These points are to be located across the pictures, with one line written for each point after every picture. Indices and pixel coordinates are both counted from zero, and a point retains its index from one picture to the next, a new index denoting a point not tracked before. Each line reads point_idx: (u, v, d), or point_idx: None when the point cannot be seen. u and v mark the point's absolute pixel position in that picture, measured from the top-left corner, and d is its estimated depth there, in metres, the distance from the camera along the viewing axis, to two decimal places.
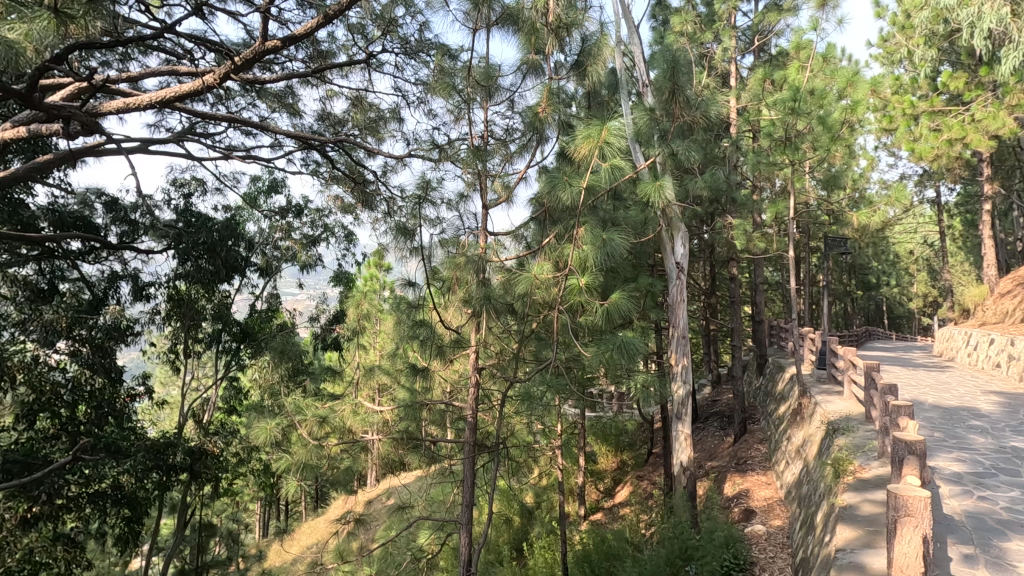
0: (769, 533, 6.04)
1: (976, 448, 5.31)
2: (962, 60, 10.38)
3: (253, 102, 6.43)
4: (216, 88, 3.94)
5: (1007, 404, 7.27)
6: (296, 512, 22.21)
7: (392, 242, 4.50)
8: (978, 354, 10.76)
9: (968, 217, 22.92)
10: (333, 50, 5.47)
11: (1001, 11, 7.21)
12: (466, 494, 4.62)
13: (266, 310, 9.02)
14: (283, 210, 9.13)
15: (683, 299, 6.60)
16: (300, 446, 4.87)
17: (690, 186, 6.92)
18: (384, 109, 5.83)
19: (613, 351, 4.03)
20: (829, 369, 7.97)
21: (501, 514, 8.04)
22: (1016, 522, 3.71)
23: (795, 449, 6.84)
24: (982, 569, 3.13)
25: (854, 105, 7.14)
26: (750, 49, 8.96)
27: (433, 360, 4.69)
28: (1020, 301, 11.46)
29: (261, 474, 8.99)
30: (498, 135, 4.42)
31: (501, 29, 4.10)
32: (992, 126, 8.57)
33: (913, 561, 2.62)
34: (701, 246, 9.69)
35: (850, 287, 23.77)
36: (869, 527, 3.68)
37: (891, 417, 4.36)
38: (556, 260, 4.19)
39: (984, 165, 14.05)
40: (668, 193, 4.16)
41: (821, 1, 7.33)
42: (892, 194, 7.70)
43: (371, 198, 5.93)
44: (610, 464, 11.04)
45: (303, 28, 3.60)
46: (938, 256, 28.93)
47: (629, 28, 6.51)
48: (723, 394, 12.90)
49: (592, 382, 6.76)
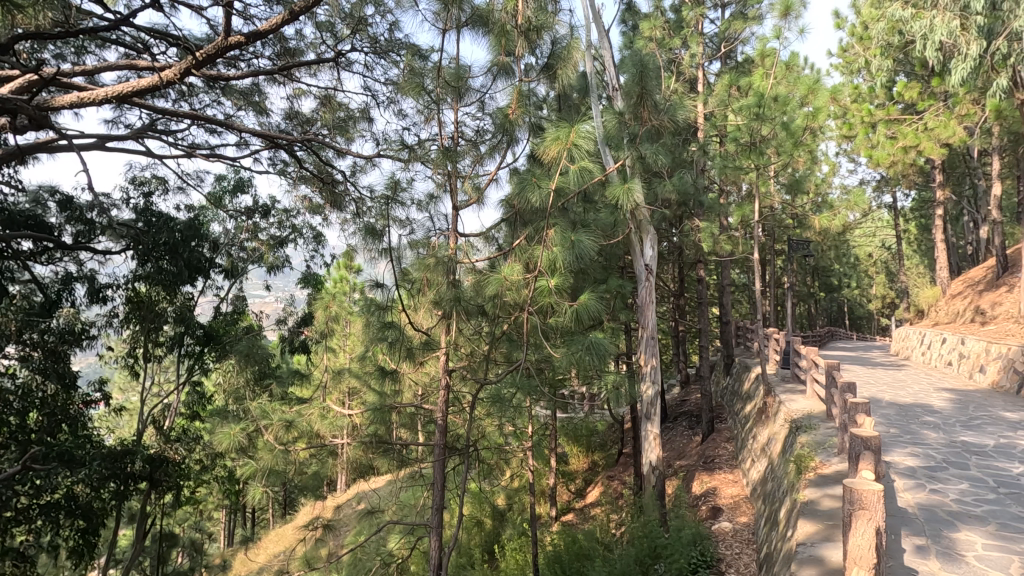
0: (736, 529, 6.15)
1: (929, 443, 5.53)
2: (915, 71, 10.86)
3: (217, 100, 6.26)
4: (176, 84, 3.88)
5: (957, 399, 7.61)
6: (263, 521, 21.64)
7: (360, 242, 4.50)
8: (932, 353, 11.22)
9: (922, 222, 24.00)
10: (301, 47, 5.40)
11: (950, 24, 7.66)
12: (436, 498, 4.58)
13: (231, 312, 8.80)
14: (249, 210, 8.98)
15: (653, 300, 6.67)
16: (266, 451, 4.78)
17: (658, 189, 7.00)
18: (353, 109, 5.78)
19: (582, 353, 4.11)
20: (793, 369, 8.21)
21: (473, 516, 8.04)
22: (964, 513, 3.87)
23: (761, 447, 7.00)
24: (934, 559, 3.25)
25: (815, 111, 7.40)
26: (718, 56, 9.16)
27: (403, 363, 4.59)
28: (969, 301, 12.02)
29: (225, 480, 8.80)
30: (469, 136, 4.41)
31: (471, 30, 4.11)
32: (944, 134, 9.03)
33: (867, 553, 2.69)
34: (670, 249, 9.79)
35: (813, 288, 24.46)
36: (829, 522, 3.78)
37: (850, 414, 4.50)
38: (526, 262, 4.21)
39: (937, 172, 14.73)
40: (637, 195, 4.22)
41: (784, 11, 7.53)
42: (851, 198, 8.08)
43: (340, 199, 5.98)
44: (582, 465, 11.11)
45: (268, 24, 3.57)
46: (894, 259, 30.09)
47: (600, 32, 6.55)
48: (691, 394, 13.16)
49: (563, 384, 6.78)
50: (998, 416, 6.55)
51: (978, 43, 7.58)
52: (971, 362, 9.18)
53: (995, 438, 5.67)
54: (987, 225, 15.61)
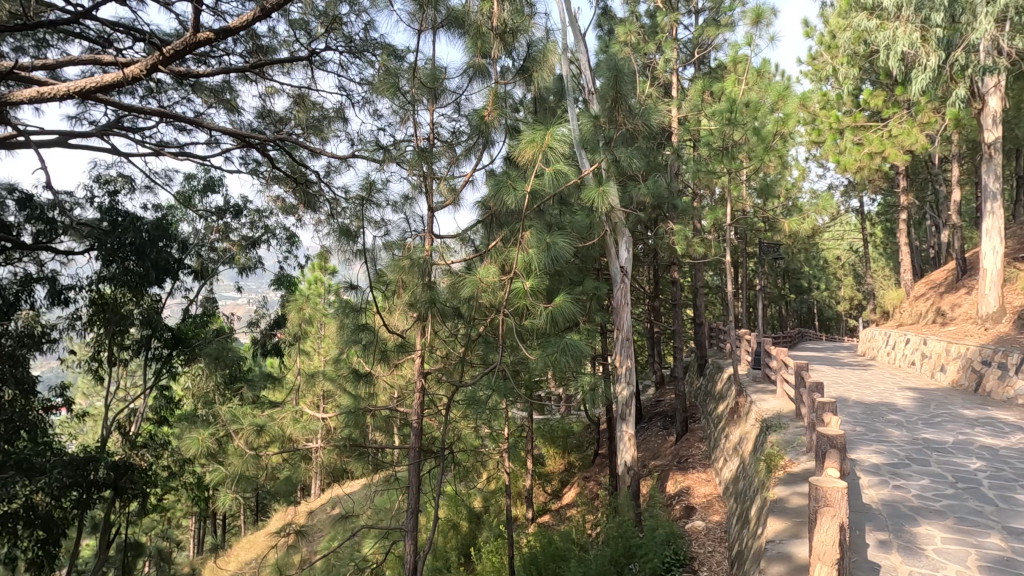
0: (708, 528, 6.24)
1: (892, 440, 5.71)
2: (880, 79, 11.21)
3: (187, 97, 6.13)
4: (142, 80, 3.78)
5: (921, 398, 7.85)
6: (235, 526, 21.21)
7: (335, 245, 4.40)
8: (896, 353, 11.58)
9: (887, 225, 24.75)
10: (274, 45, 5.32)
11: (912, 35, 7.97)
12: (411, 501, 4.53)
13: (201, 315, 8.59)
14: (220, 210, 8.78)
15: (628, 302, 6.70)
16: (235, 457, 4.63)
17: (634, 192, 7.04)
18: (328, 109, 5.70)
19: (557, 355, 4.13)
20: (764, 369, 8.38)
21: (449, 519, 7.98)
22: (925, 508, 4.00)
23: (732, 446, 7.14)
24: (895, 553, 3.35)
25: (785, 117, 7.55)
26: (692, 61, 9.28)
27: (377, 365, 4.58)
28: (931, 303, 12.46)
29: (194, 487, 8.55)
30: (445, 137, 4.41)
31: (447, 31, 4.10)
32: (907, 141, 9.38)
33: (830, 549, 2.73)
34: (646, 250, 9.90)
35: (783, 290, 25.02)
36: (797, 519, 3.86)
37: (818, 414, 4.61)
38: (502, 264, 4.21)
39: (901, 178, 15.24)
40: (612, 198, 4.28)
41: (756, 19, 7.70)
42: (819, 202, 8.30)
43: (314, 199, 5.93)
44: (558, 466, 11.14)
45: (239, 21, 3.50)
46: (861, 261, 30.98)
47: (576, 36, 6.59)
48: (666, 394, 13.35)
49: (539, 386, 6.79)
50: (957, 413, 6.80)
51: (936, 54, 7.92)
52: (932, 362, 9.50)
53: (954, 435, 5.88)
54: (948, 230, 16.20)
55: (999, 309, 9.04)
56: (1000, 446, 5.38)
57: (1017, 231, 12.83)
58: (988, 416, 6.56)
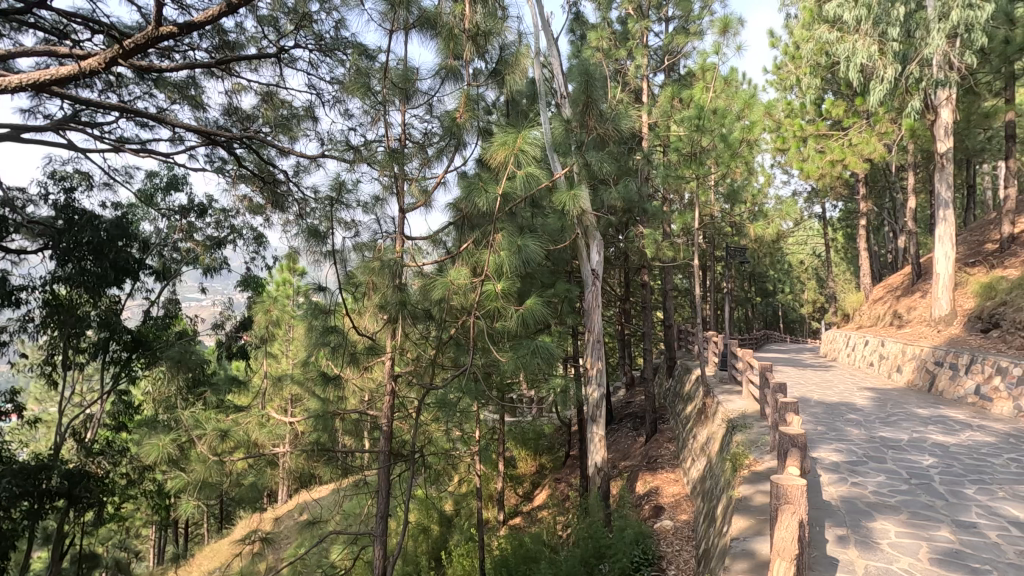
0: (676, 527, 6.34)
1: (851, 439, 5.91)
2: (842, 90, 11.61)
3: (150, 92, 5.93)
4: (102, 74, 3.65)
5: (878, 398, 8.15)
6: (198, 535, 20.55)
7: (303, 245, 4.30)
8: (856, 354, 11.97)
9: (848, 230, 25.59)
10: (241, 41, 5.21)
11: (870, 48, 8.30)
12: (381, 505, 4.47)
13: (163, 317, 8.33)
14: (184, 210, 8.53)
15: (599, 304, 6.76)
16: (198, 463, 4.48)
17: (605, 196, 7.09)
18: (297, 107, 5.59)
19: (528, 358, 4.17)
20: (730, 370, 8.58)
21: (419, 523, 7.90)
22: (881, 503, 4.15)
23: (700, 446, 7.27)
24: (852, 548, 3.46)
25: (751, 125, 7.81)
26: (662, 68, 9.44)
27: (347, 368, 4.52)
28: (889, 306, 12.92)
29: (155, 495, 8.26)
30: (416, 138, 4.39)
31: (418, 32, 4.07)
32: (866, 149, 9.75)
33: (790, 545, 2.80)
34: (617, 254, 10.01)
35: (750, 293, 25.64)
36: (761, 517, 3.96)
37: (781, 414, 4.74)
38: (473, 266, 4.20)
39: (861, 186, 15.79)
40: (583, 201, 4.34)
41: (723, 29, 7.88)
42: (784, 208, 8.52)
43: (282, 199, 5.83)
44: (530, 468, 11.13)
45: (204, 15, 3.41)
46: (824, 265, 31.99)
47: (548, 39, 6.62)
48: (637, 395, 13.50)
49: (511, 389, 6.80)
50: (912, 412, 7.08)
51: (893, 67, 8.25)
52: (889, 362, 9.87)
53: (909, 432, 6.11)
54: (904, 235, 16.86)
55: (950, 312, 9.47)
56: (951, 444, 5.61)
57: (966, 237, 13.45)
58: (940, 415, 6.85)
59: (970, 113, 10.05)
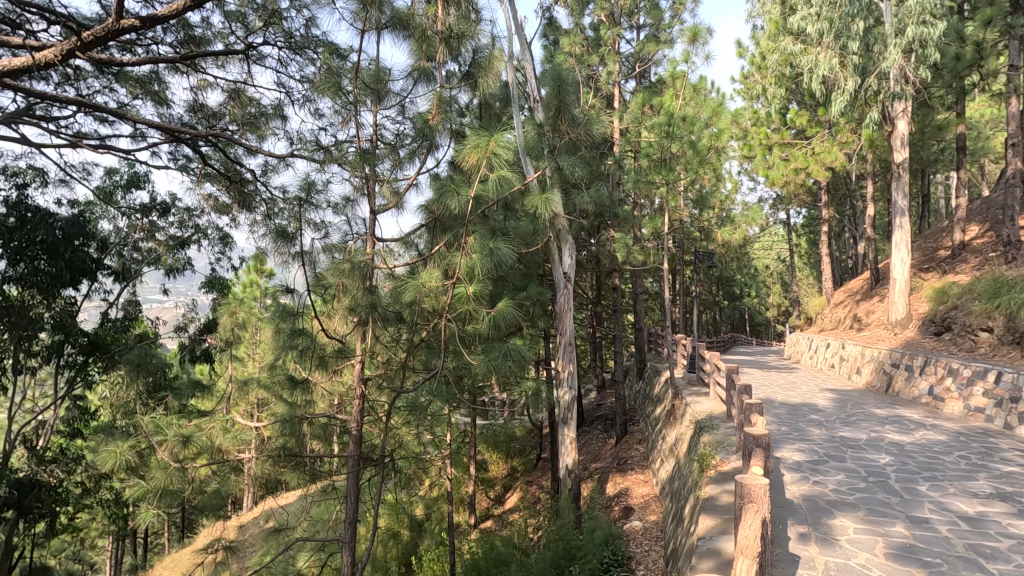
0: (645, 528, 6.43)
1: (813, 439, 6.09)
2: (805, 100, 12.00)
3: (110, 86, 5.73)
4: (58, 67, 3.51)
5: (839, 398, 8.43)
6: (158, 544, 19.82)
7: (271, 246, 4.20)
8: (818, 357, 12.34)
9: (812, 237, 26.42)
10: (207, 36, 5.08)
11: (831, 61, 8.61)
12: (349, 511, 4.39)
13: (122, 319, 8.04)
14: (146, 208, 8.24)
15: (570, 307, 6.80)
16: (158, 470, 4.27)
17: (577, 200, 7.16)
18: (265, 106, 5.48)
19: (499, 361, 4.18)
20: (698, 372, 8.75)
21: (389, 528, 7.81)
22: (840, 501, 4.29)
23: (669, 447, 7.38)
24: (813, 544, 3.57)
25: (720, 132, 7.98)
26: (633, 75, 9.58)
27: (315, 371, 4.43)
28: (849, 310, 13.38)
29: (112, 504, 7.94)
30: (388, 139, 4.35)
31: (391, 32, 4.04)
32: (828, 158, 10.11)
33: (752, 543, 2.86)
34: (589, 257, 10.10)
35: (718, 296, 26.19)
36: (726, 516, 4.04)
37: (745, 415, 4.85)
38: (445, 268, 4.18)
39: (823, 193, 16.31)
40: (555, 205, 4.40)
41: (693, 37, 8.05)
42: (750, 214, 8.76)
43: (249, 199, 5.69)
44: (501, 471, 11.12)
45: (169, 8, 3.32)
46: (788, 270, 32.93)
47: (522, 44, 6.65)
48: (608, 397, 13.64)
49: (482, 391, 6.78)
50: (870, 412, 7.35)
51: (854, 79, 8.55)
52: (850, 364, 10.21)
53: (867, 432, 6.33)
54: (864, 242, 17.49)
55: (906, 316, 9.86)
56: (905, 442, 5.84)
57: (921, 244, 14.03)
58: (896, 415, 7.12)
59: (925, 125, 10.50)
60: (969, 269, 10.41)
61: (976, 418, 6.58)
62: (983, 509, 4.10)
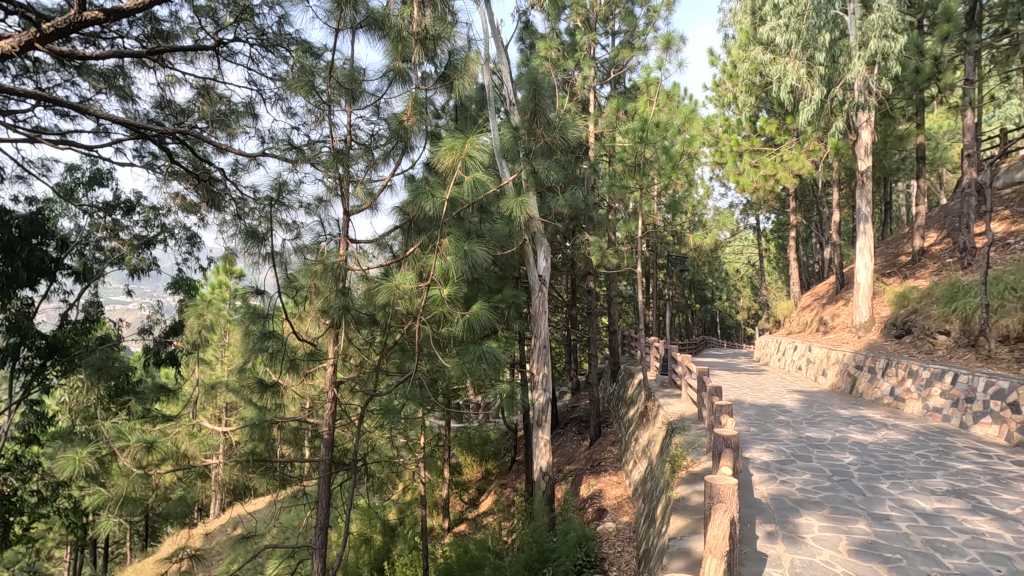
0: (618, 529, 6.49)
1: (781, 439, 6.23)
2: (774, 109, 12.32)
3: (72, 80, 5.53)
4: (16, 58, 3.38)
5: (806, 400, 8.65)
6: (119, 554, 19.13)
7: (241, 246, 4.11)
8: (786, 359, 12.65)
9: (780, 242, 27.10)
10: (176, 31, 4.95)
11: (799, 71, 8.86)
12: (320, 517, 4.31)
13: (82, 321, 7.79)
14: (109, 206, 7.97)
15: (546, 310, 6.83)
16: (119, 477, 4.16)
17: (552, 203, 7.20)
18: (236, 103, 5.35)
19: (473, 363, 4.17)
20: (670, 374, 8.88)
21: (361, 534, 7.72)
22: (806, 500, 4.40)
23: (642, 448, 7.47)
24: (780, 542, 3.65)
25: (691, 138, 8.17)
26: (608, 80, 9.70)
27: (285, 374, 4.34)
28: (816, 313, 13.76)
29: (69, 513, 7.63)
30: (362, 140, 4.31)
31: (366, 32, 4.00)
32: (796, 166, 10.40)
33: (721, 542, 2.90)
34: (564, 260, 10.17)
35: (690, 300, 26.62)
36: (696, 516, 4.11)
37: (716, 416, 4.95)
38: (420, 270, 4.15)
39: (791, 200, 16.74)
40: (530, 208, 4.43)
41: (666, 45, 8.18)
42: (721, 219, 8.92)
43: (218, 198, 5.55)
44: (475, 474, 11.09)
45: (134, 1, 3.24)
46: (757, 274, 33.71)
47: (498, 47, 6.67)
48: (582, 400, 13.73)
49: (457, 394, 6.75)
50: (835, 413, 7.56)
51: (820, 89, 8.81)
52: (816, 366, 10.49)
53: (832, 432, 6.52)
54: (830, 247, 18.02)
55: (869, 319, 10.18)
56: (868, 442, 6.03)
57: (883, 250, 14.51)
58: (859, 415, 7.35)
59: (887, 135, 10.89)
60: (928, 274, 10.81)
61: (934, 418, 6.83)
62: (940, 506, 4.26)
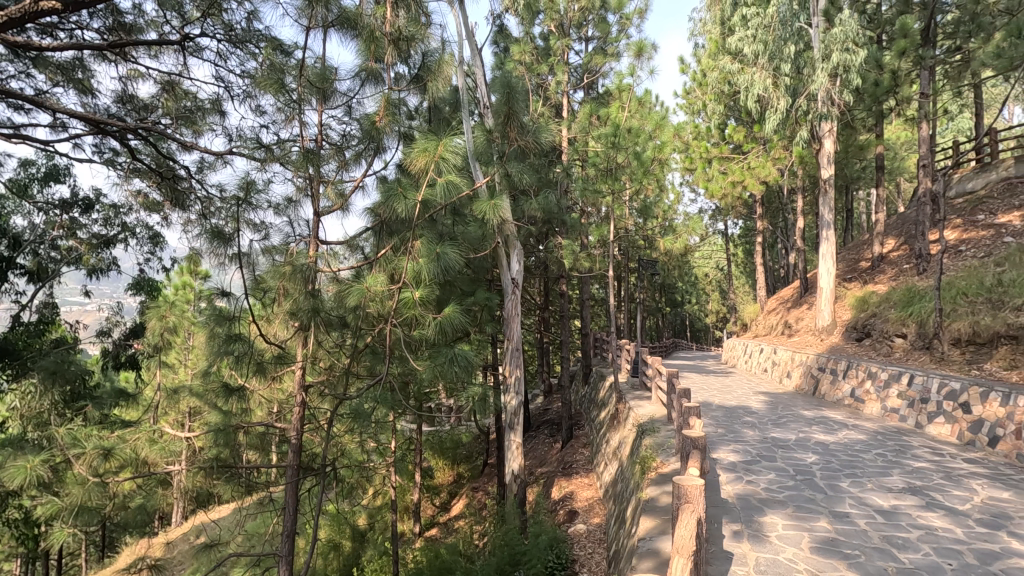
0: (589, 530, 6.54)
1: (747, 440, 6.38)
2: (742, 117, 12.62)
3: (27, 71, 5.30)
4: None
5: (771, 401, 8.87)
6: (72, 567, 18.30)
7: (206, 246, 3.99)
8: (752, 361, 12.95)
9: (747, 247, 27.77)
10: (139, 24, 4.78)
11: (765, 81, 9.11)
12: (287, 523, 4.22)
13: (36, 323, 7.61)
14: (65, 203, 7.66)
15: (518, 312, 6.84)
16: (74, 485, 3.92)
17: (525, 206, 7.22)
18: (202, 100, 5.22)
19: (445, 365, 4.15)
20: (641, 377, 8.99)
21: (329, 540, 7.59)
22: (771, 499, 4.51)
23: (612, 450, 7.54)
24: (745, 541, 3.74)
25: (662, 143, 8.37)
26: (581, 85, 9.77)
27: (252, 378, 4.24)
28: (781, 316, 14.14)
29: (19, 524, 7.28)
30: (334, 140, 4.25)
31: (338, 31, 3.95)
32: (763, 173, 10.69)
33: (688, 542, 2.95)
34: (537, 263, 10.20)
35: (660, 303, 27.01)
36: (665, 516, 4.16)
37: (684, 418, 5.03)
38: (391, 272, 4.12)
39: (758, 206, 17.17)
40: (504, 211, 4.47)
41: (638, 52, 8.31)
42: (690, 223, 9.14)
43: (182, 197, 5.39)
44: (447, 477, 11.01)
45: None
46: (726, 279, 34.43)
47: (472, 49, 6.67)
48: (553, 402, 13.78)
49: (428, 397, 6.70)
50: (798, 414, 7.77)
51: (785, 99, 9.08)
52: (781, 368, 10.77)
53: (796, 433, 6.70)
54: (795, 253, 18.54)
55: (831, 323, 10.51)
56: (829, 442, 6.22)
57: (845, 256, 15.01)
58: (822, 416, 7.57)
59: (848, 144, 11.28)
60: (886, 279, 11.22)
61: (891, 418, 7.08)
62: (896, 503, 4.42)
